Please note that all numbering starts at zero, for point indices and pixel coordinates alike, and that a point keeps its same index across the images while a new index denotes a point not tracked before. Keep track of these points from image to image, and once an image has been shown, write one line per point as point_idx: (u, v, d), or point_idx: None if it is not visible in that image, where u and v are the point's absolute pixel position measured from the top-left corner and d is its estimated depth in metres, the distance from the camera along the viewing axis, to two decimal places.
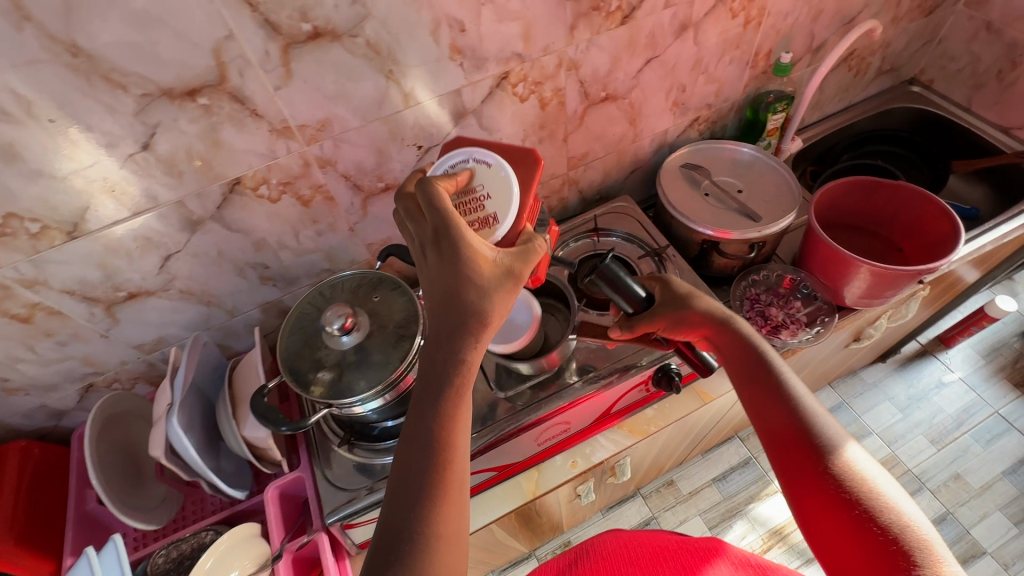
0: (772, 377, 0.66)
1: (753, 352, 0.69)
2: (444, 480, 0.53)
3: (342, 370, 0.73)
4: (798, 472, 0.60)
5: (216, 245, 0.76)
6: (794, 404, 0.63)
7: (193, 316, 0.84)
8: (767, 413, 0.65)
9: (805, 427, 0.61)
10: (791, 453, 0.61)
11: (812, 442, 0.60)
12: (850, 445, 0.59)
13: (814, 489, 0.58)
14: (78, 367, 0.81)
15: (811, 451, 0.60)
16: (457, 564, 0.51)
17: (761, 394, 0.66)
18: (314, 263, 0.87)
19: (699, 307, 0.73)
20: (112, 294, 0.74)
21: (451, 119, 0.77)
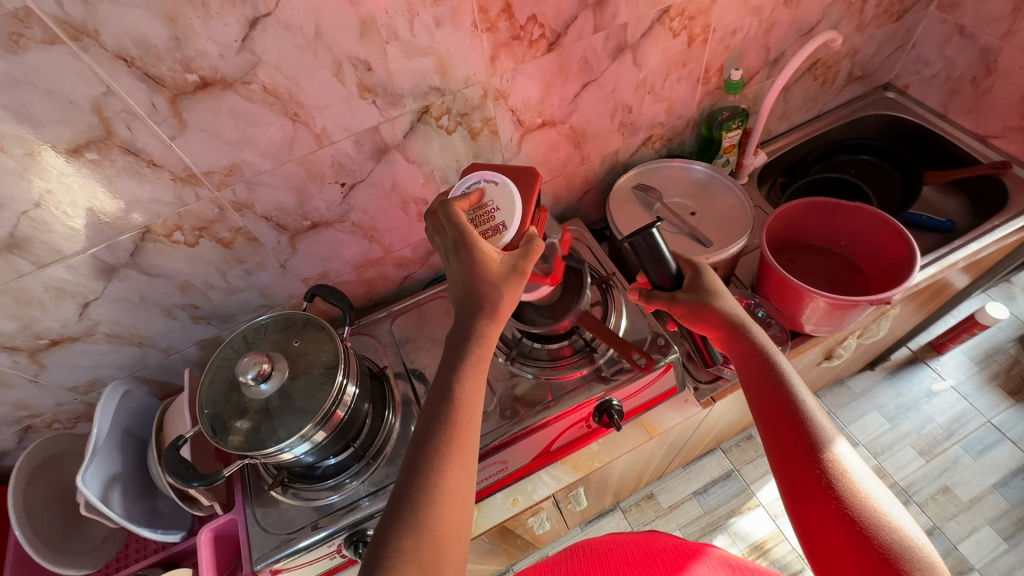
0: (777, 381, 0.63)
1: (760, 354, 0.66)
2: (450, 482, 0.54)
3: (263, 419, 0.70)
4: (795, 480, 0.58)
5: (137, 290, 0.74)
6: (796, 411, 0.61)
7: (126, 358, 0.83)
8: (771, 416, 0.62)
9: (806, 435, 0.59)
10: (792, 460, 0.59)
11: (811, 451, 0.58)
12: (848, 455, 0.57)
13: (814, 490, 0.56)
14: (11, 412, 0.81)
15: (809, 461, 0.58)
16: (458, 531, 0.54)
17: (764, 396, 0.64)
18: (249, 301, 0.85)
19: (720, 306, 0.68)
20: (33, 342, 0.73)
21: (374, 156, 0.75)
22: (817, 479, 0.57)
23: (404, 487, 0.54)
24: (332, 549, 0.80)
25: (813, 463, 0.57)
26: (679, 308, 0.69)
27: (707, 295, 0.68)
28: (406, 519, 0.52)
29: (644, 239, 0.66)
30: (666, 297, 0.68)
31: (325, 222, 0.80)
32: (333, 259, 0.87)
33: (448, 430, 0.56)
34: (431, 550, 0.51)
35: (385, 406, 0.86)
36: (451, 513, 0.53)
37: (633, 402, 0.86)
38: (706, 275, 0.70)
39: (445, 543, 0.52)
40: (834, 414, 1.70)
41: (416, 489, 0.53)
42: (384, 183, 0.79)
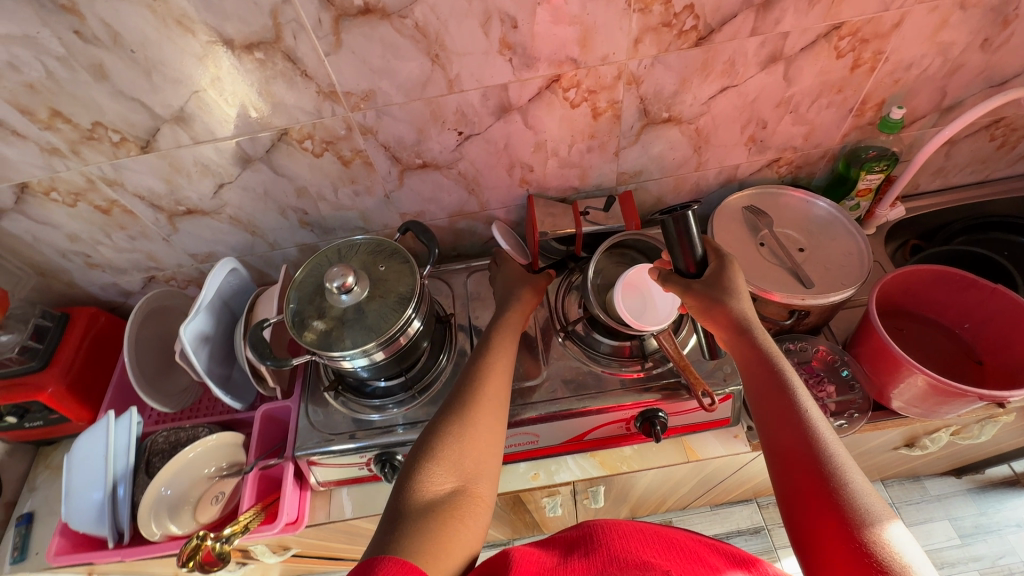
0: (782, 391, 0.61)
1: (766, 362, 0.63)
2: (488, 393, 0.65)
3: (336, 325, 0.77)
4: (802, 501, 0.54)
5: (263, 184, 0.83)
6: (800, 422, 0.58)
7: (239, 241, 0.93)
8: (775, 429, 0.59)
9: (810, 448, 0.56)
10: (787, 470, 0.56)
11: (815, 467, 0.54)
12: (838, 458, 0.54)
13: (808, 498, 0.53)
14: (143, 260, 0.94)
15: (813, 476, 0.54)
16: (492, 436, 0.62)
17: (768, 408, 0.61)
18: (350, 220, 0.92)
19: (733, 306, 0.66)
20: (174, 206, 0.84)
21: (495, 112, 0.77)
22: (822, 497, 0.52)
23: (447, 411, 0.63)
24: (362, 461, 0.85)
25: (820, 479, 0.53)
26: (691, 298, 0.68)
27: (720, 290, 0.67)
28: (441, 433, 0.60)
29: (676, 220, 0.65)
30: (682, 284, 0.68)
31: (435, 165, 0.84)
32: (432, 201, 0.91)
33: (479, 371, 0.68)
34: (450, 452, 0.59)
35: (440, 349, 0.91)
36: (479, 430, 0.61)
37: (679, 419, 0.83)
38: (731, 270, 0.68)
39: (476, 455, 0.59)
40: (896, 509, 1.54)
41: (458, 414, 0.62)
42: (497, 141, 0.82)
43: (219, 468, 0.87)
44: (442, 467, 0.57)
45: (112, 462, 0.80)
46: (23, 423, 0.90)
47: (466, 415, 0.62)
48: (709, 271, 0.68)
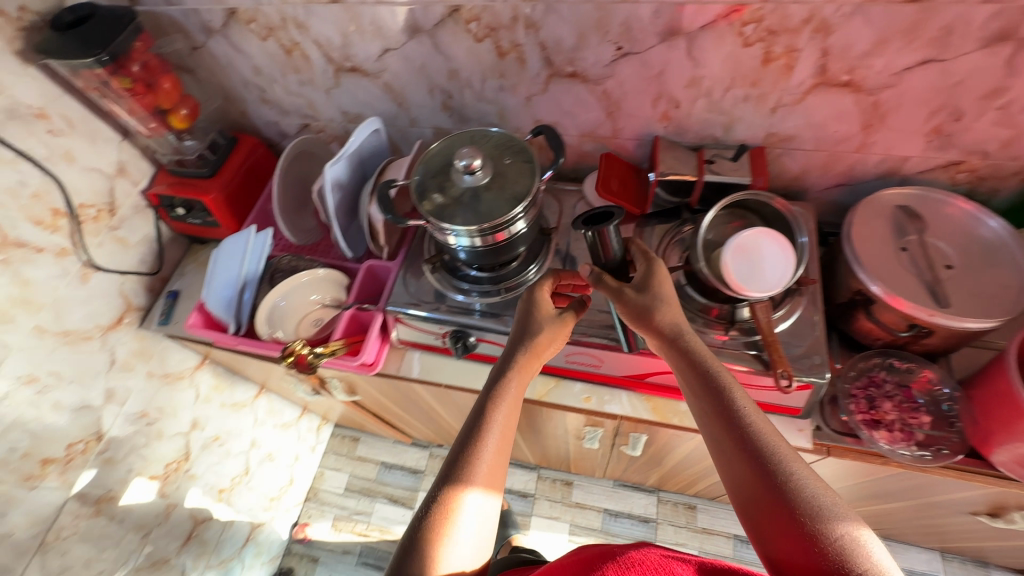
0: (721, 401, 0.62)
1: (704, 370, 0.65)
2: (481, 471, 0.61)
3: (452, 203, 0.82)
4: (769, 522, 0.54)
5: (422, 58, 0.88)
6: (746, 429, 0.59)
7: (386, 110, 1.01)
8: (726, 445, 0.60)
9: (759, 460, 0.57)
10: (744, 487, 0.57)
11: (765, 478, 0.55)
12: (786, 466, 0.56)
13: (766, 511, 0.54)
14: (304, 107, 1.05)
15: (767, 485, 0.55)
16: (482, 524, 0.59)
17: (712, 422, 0.62)
18: (487, 115, 0.96)
19: (664, 312, 0.70)
20: (342, 62, 0.92)
21: (662, 34, 0.75)
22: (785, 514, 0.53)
23: (451, 467, 0.61)
24: (439, 332, 0.93)
25: (774, 488, 0.55)
26: (626, 309, 0.72)
27: (649, 298, 0.71)
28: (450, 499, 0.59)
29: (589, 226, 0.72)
30: (614, 290, 0.73)
31: (583, 77, 0.84)
32: (568, 115, 0.92)
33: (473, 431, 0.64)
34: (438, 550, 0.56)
35: (533, 261, 0.94)
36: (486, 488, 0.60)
37: (750, 394, 0.81)
38: (657, 272, 0.73)
39: (479, 533, 0.59)
40: None
41: (462, 469, 0.61)
42: (653, 65, 0.80)
43: (324, 296, 0.99)
44: (451, 547, 0.56)
45: (245, 262, 0.95)
46: (188, 218, 1.08)
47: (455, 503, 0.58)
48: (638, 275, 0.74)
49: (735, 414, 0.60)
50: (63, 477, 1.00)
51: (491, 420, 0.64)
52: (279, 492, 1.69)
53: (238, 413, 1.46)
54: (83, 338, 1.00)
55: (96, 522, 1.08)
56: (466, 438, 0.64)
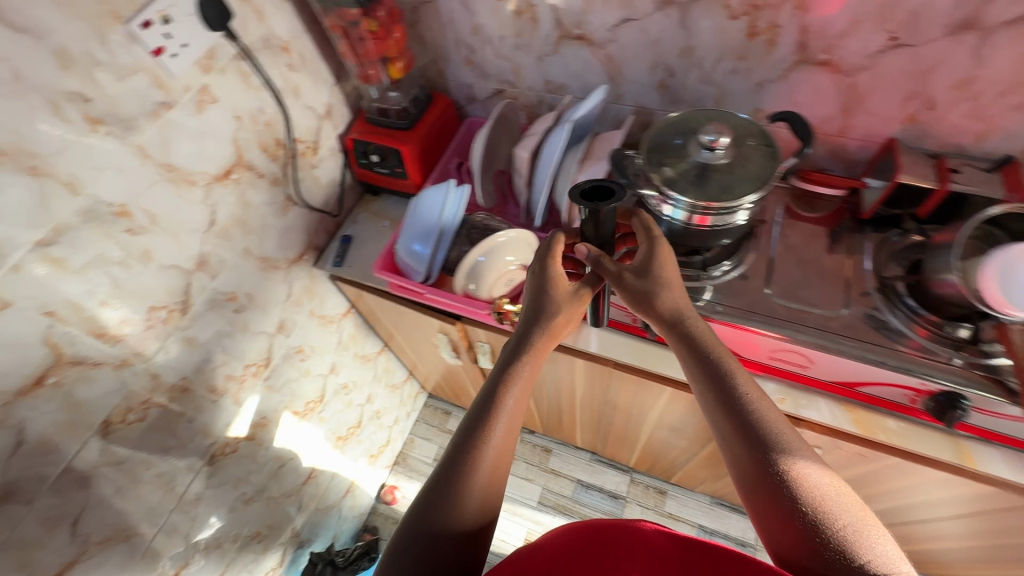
0: (726, 391, 0.63)
1: (710, 361, 0.65)
2: (499, 432, 0.62)
3: (680, 177, 0.80)
4: (770, 508, 0.56)
5: (659, 32, 0.87)
6: (750, 420, 0.60)
7: (594, 83, 1.00)
8: (731, 437, 0.61)
9: (764, 447, 0.58)
10: (749, 470, 0.58)
11: (764, 464, 0.57)
12: (790, 457, 0.57)
13: (768, 495, 0.56)
14: (507, 73, 1.07)
15: (770, 473, 0.56)
16: (497, 483, 0.60)
17: (714, 405, 0.64)
18: (704, 98, 0.94)
19: (665, 295, 0.69)
20: (571, 29, 0.93)
21: (951, 27, 0.71)
22: (786, 504, 0.54)
23: (469, 426, 0.62)
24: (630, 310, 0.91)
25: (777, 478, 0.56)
26: (626, 294, 0.70)
27: (655, 279, 0.70)
28: (460, 468, 0.59)
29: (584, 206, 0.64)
30: (615, 277, 0.70)
31: (835, 67, 0.81)
32: (797, 107, 0.89)
33: (492, 394, 0.65)
34: (455, 503, 0.57)
35: (728, 256, 0.91)
36: (496, 457, 0.61)
37: (982, 420, 0.76)
38: (656, 252, 0.71)
39: (489, 498, 0.59)
40: None
41: (472, 436, 0.61)
42: (925, 60, 0.75)
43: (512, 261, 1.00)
44: (467, 501, 0.57)
45: (444, 217, 0.97)
46: (376, 167, 1.11)
47: (474, 457, 0.60)
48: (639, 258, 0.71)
49: (738, 405, 0.61)
50: (238, 396, 1.05)
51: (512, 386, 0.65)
52: (378, 450, 1.72)
53: (365, 365, 1.49)
54: (274, 266, 1.05)
55: (252, 443, 1.13)
56: (476, 412, 0.64)
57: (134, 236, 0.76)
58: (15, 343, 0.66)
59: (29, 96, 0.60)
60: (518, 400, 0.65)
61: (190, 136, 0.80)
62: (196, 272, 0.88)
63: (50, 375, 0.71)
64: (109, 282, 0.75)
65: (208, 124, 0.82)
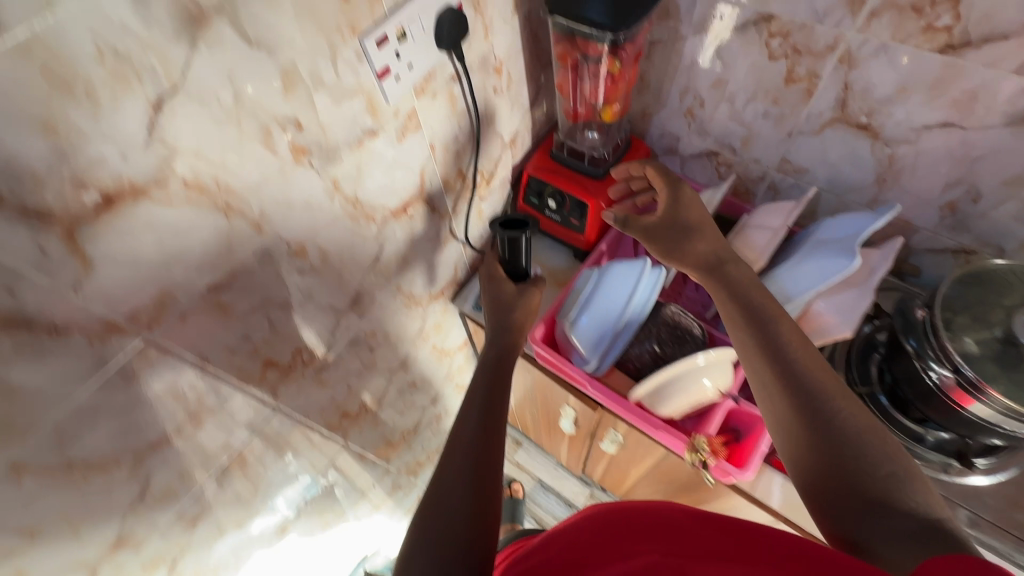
0: (774, 347, 0.61)
1: (759, 319, 0.64)
2: (492, 412, 0.61)
3: (987, 356, 0.61)
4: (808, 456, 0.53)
5: (987, 149, 0.66)
6: (796, 374, 0.58)
7: (851, 179, 0.80)
8: (771, 389, 0.59)
9: (812, 395, 0.56)
10: (789, 419, 0.56)
11: (803, 409, 0.55)
12: (829, 397, 0.56)
13: (811, 444, 0.53)
14: (735, 138, 0.88)
15: (814, 420, 0.54)
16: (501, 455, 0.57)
17: (756, 355, 0.62)
18: (1004, 236, 0.73)
19: (700, 241, 0.75)
20: (854, 115, 0.73)
21: None
22: (831, 453, 0.52)
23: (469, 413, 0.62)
24: None
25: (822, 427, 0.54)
26: (657, 244, 0.76)
27: (684, 222, 0.77)
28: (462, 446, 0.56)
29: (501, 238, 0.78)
30: (641, 230, 0.79)
31: None
32: None
33: (474, 394, 0.65)
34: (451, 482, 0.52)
35: (986, 452, 0.71)
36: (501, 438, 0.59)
37: None
38: (678, 200, 0.78)
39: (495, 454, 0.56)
40: None
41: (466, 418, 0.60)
42: None
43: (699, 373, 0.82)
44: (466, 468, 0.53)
45: (630, 298, 0.81)
46: (546, 211, 0.96)
47: (462, 439, 0.57)
48: (663, 210, 0.77)
49: (780, 349, 0.61)
50: (347, 431, 0.95)
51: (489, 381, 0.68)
52: None
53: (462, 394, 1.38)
54: (417, 302, 0.93)
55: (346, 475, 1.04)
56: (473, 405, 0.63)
57: (302, 277, 0.65)
58: (163, 396, 0.56)
59: (245, 123, 0.48)
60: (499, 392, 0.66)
61: (383, 167, 0.67)
62: (349, 311, 0.77)
63: (190, 424, 0.61)
64: (266, 324, 0.64)
65: (403, 154, 0.69)
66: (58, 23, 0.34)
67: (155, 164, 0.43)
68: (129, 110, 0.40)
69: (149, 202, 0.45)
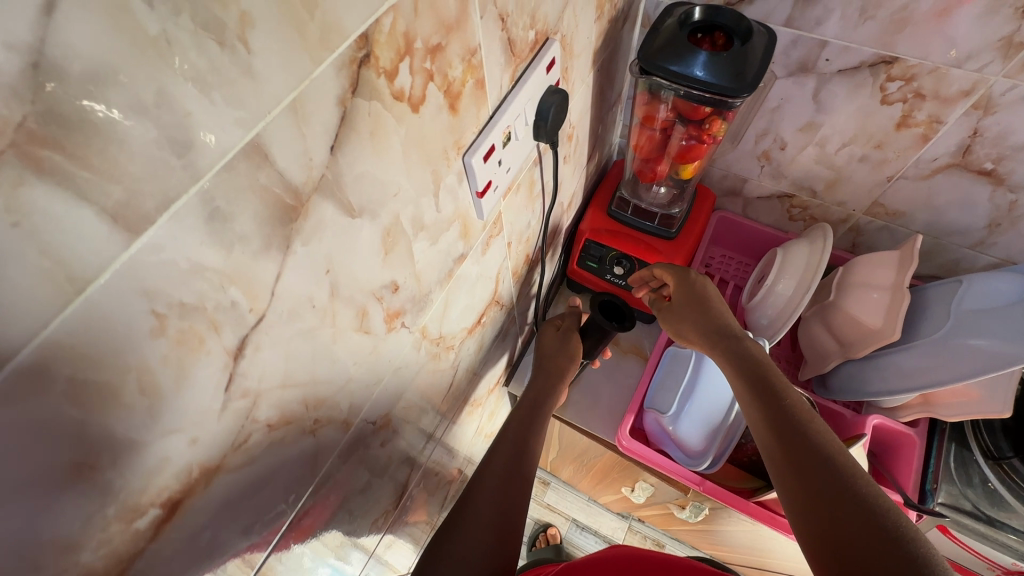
0: (774, 404, 0.50)
1: (756, 375, 0.53)
2: (500, 485, 0.49)
3: None
4: (814, 539, 0.39)
5: None
6: (798, 433, 0.46)
7: (956, 223, 0.73)
8: (772, 459, 0.47)
9: (811, 465, 0.43)
10: (789, 496, 0.43)
11: (804, 484, 0.43)
12: (834, 469, 0.42)
13: (809, 525, 0.40)
14: (817, 181, 0.79)
15: (811, 493, 0.42)
16: (508, 531, 0.45)
17: (757, 421, 0.51)
18: None
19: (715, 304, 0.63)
20: (976, 161, 0.65)
21: None
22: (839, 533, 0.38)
23: (489, 471, 0.51)
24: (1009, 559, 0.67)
25: (829, 496, 0.40)
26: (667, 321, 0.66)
27: (699, 291, 0.65)
28: (468, 505, 0.46)
29: None
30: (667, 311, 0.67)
31: None
32: None
33: (489, 459, 0.54)
34: (457, 542, 0.43)
35: None
36: (507, 511, 0.46)
37: None
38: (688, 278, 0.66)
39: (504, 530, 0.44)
40: None
41: (482, 480, 0.50)
42: None
43: None
44: (479, 533, 0.43)
45: None
46: (608, 276, 0.81)
47: (478, 495, 0.48)
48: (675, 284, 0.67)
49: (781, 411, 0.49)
50: None
51: (499, 449, 0.55)
52: None
53: None
54: (477, 403, 0.79)
55: None
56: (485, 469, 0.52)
57: (384, 445, 0.50)
58: None
59: (339, 316, 0.33)
60: (512, 469, 0.52)
61: (467, 288, 0.53)
62: (422, 449, 0.62)
63: None
64: (345, 519, 0.49)
65: (484, 265, 0.54)
66: (92, 304, 0.18)
67: (233, 426, 0.28)
68: (200, 379, 0.24)
69: (225, 475, 0.29)
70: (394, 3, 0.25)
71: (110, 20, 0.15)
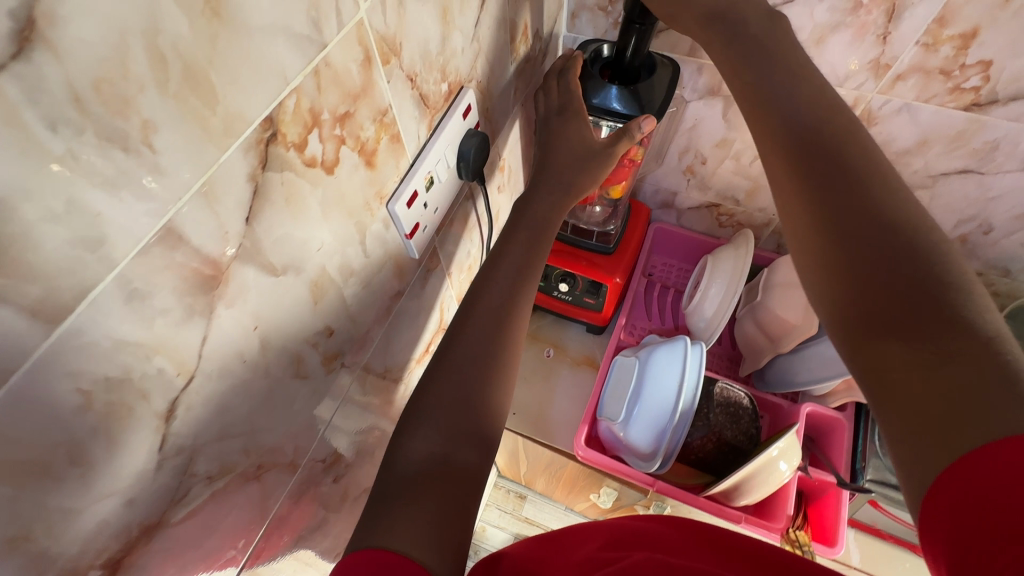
0: (823, 168, 0.41)
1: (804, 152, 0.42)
2: (488, 326, 0.51)
3: None
4: (884, 340, 0.35)
5: (1001, 190, 0.67)
6: (858, 241, 0.38)
7: None
8: (837, 262, 0.39)
9: (872, 255, 0.37)
10: (856, 298, 0.37)
11: (864, 283, 0.37)
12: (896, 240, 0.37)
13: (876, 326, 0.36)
14: (738, 191, 0.85)
15: (878, 292, 0.36)
16: (491, 378, 0.50)
17: (807, 193, 0.42)
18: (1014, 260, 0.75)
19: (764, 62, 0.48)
20: None
21: None
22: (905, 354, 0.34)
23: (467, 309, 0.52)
24: None
25: (901, 290, 0.35)
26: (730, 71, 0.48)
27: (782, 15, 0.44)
28: (454, 354, 0.50)
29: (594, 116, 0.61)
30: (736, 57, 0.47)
31: None
32: None
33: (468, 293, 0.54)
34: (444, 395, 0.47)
35: None
36: (495, 361, 0.51)
37: None
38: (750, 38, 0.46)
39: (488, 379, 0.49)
40: None
41: (462, 320, 0.52)
42: None
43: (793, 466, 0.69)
44: (462, 384, 0.48)
45: (683, 387, 0.72)
46: (554, 293, 0.86)
47: (460, 339, 0.50)
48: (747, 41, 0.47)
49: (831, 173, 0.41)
50: None
51: (496, 272, 0.54)
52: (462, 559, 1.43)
53: None
54: None
55: None
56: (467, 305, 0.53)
57: (337, 480, 0.52)
58: None
59: (272, 366, 0.35)
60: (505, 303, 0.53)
61: (409, 320, 0.55)
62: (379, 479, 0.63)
63: None
64: (302, 558, 0.50)
65: (425, 296, 0.57)
66: (18, 392, 0.20)
67: (170, 483, 0.29)
68: (133, 444, 0.26)
69: (166, 530, 0.30)
70: (295, 85, 0.28)
71: (15, 149, 0.17)
